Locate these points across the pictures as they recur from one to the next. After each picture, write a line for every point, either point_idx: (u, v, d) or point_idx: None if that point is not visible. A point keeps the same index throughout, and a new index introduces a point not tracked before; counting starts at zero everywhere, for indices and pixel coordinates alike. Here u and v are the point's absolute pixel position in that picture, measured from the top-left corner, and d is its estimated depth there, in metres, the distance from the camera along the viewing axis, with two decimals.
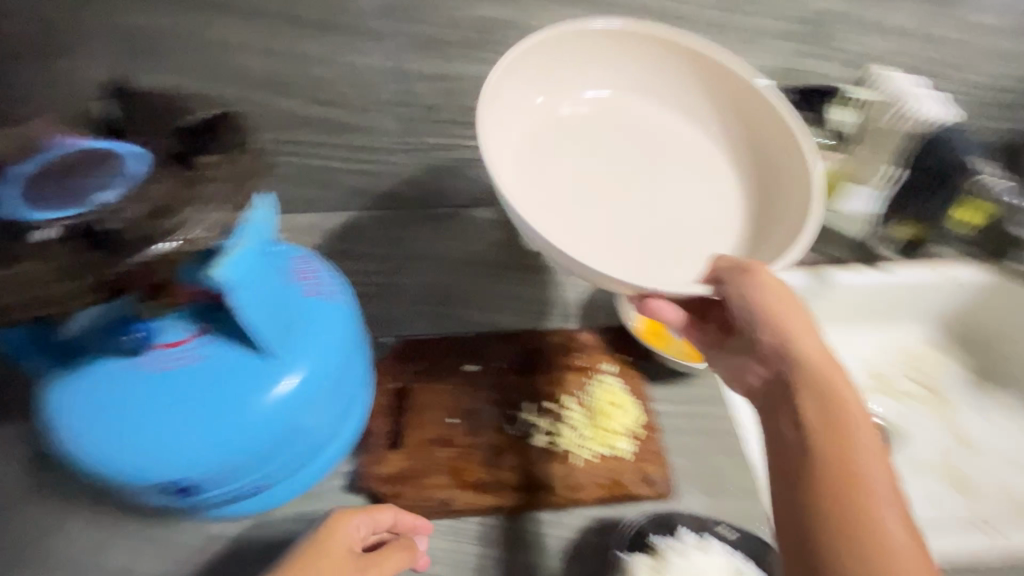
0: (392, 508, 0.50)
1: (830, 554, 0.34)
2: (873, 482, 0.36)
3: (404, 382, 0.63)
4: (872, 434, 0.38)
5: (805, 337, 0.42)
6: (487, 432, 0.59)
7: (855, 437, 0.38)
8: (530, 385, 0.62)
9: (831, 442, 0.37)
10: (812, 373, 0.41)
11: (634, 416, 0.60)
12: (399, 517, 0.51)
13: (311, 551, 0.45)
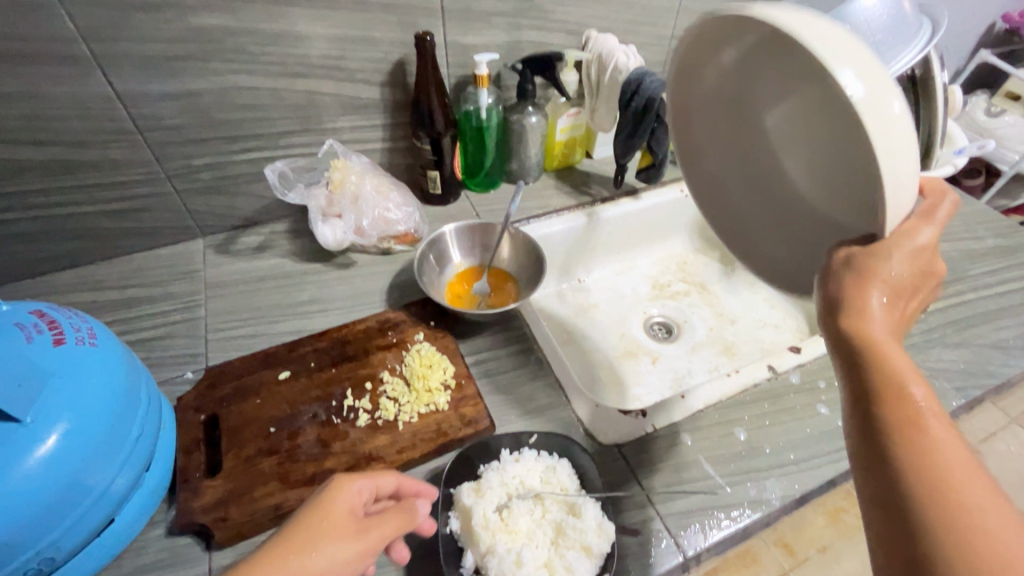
0: (396, 476, 0.49)
1: (919, 492, 0.29)
2: (956, 464, 0.29)
3: (216, 409, 0.62)
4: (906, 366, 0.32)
5: (873, 310, 0.34)
6: (311, 427, 0.60)
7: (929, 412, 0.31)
8: (348, 373, 0.65)
9: (907, 422, 0.31)
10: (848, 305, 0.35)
11: (448, 370, 0.65)
12: (401, 480, 0.49)
13: (315, 516, 0.42)
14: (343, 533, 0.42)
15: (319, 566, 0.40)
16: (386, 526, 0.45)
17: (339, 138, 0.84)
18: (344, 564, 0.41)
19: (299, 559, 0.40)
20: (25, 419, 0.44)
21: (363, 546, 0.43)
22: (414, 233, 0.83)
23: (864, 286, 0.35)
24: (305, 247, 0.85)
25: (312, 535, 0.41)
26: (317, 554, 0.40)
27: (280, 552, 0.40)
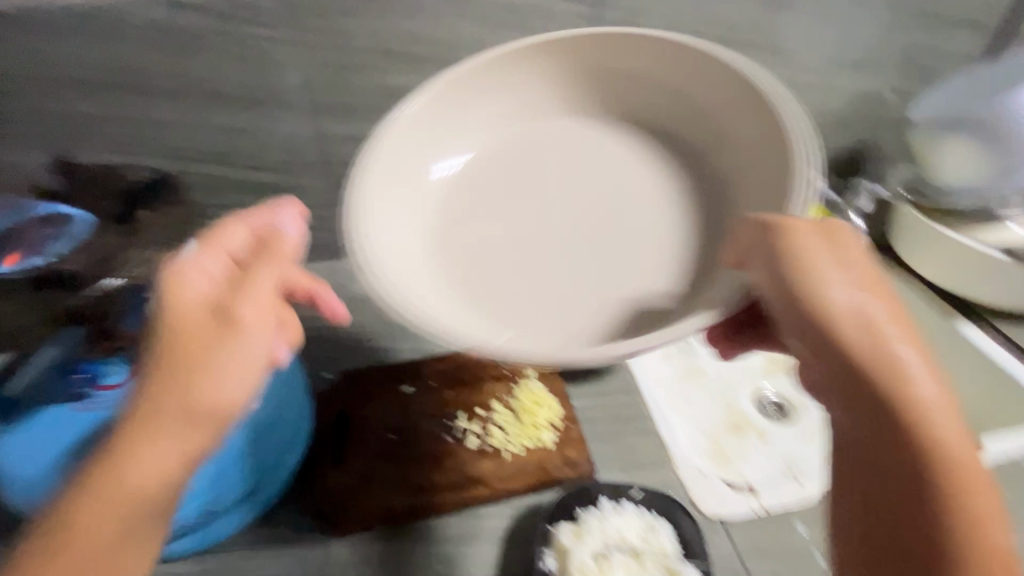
0: (241, 224, 0.44)
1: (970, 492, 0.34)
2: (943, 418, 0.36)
3: (346, 404, 0.68)
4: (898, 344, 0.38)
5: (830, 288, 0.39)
6: (426, 440, 0.65)
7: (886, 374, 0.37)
8: (461, 395, 0.69)
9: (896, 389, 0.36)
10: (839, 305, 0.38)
11: (555, 410, 0.67)
12: (251, 230, 0.44)
13: (180, 334, 0.37)
14: (229, 326, 0.38)
15: (231, 358, 0.37)
16: (252, 308, 0.39)
17: None
18: (259, 345, 0.39)
19: (200, 376, 0.36)
20: None
21: (261, 319, 0.39)
22: None
23: (819, 258, 0.40)
24: None
25: (176, 348, 0.37)
26: (228, 349, 0.37)
27: (154, 385, 0.36)
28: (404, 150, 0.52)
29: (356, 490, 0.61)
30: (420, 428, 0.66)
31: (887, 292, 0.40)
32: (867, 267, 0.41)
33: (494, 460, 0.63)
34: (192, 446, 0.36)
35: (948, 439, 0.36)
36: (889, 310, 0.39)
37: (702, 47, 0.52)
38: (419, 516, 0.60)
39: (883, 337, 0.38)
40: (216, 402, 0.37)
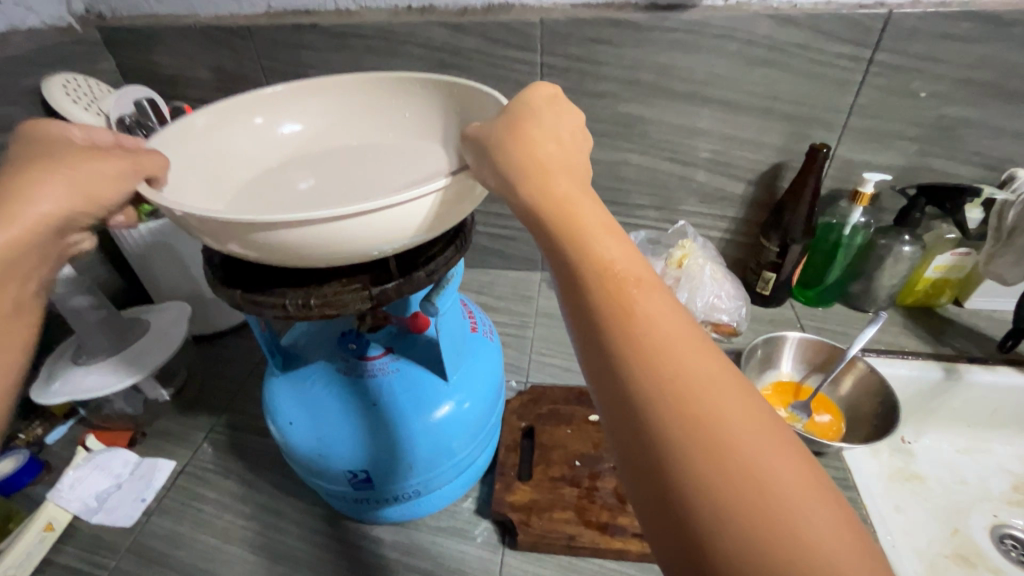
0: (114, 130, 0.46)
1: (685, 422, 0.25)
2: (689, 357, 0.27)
3: (534, 422, 0.70)
4: (616, 253, 0.30)
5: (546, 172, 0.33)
6: (611, 479, 0.63)
7: (611, 250, 0.30)
8: None
9: (572, 247, 0.31)
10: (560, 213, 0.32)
11: None
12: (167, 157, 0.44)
13: (38, 153, 0.41)
14: (90, 158, 0.41)
15: (87, 180, 0.40)
16: (125, 159, 0.41)
17: (688, 220, 0.89)
18: (115, 181, 0.41)
19: (53, 184, 0.39)
20: (448, 378, 0.58)
21: (122, 164, 0.41)
22: (733, 327, 0.83)
23: (529, 127, 0.35)
24: None
25: (44, 155, 0.41)
26: (74, 169, 0.40)
27: (19, 173, 0.39)
28: (254, 103, 0.52)
29: (539, 509, 0.60)
30: (605, 464, 0.64)
31: (564, 154, 0.35)
32: (546, 134, 0.35)
33: None
34: (39, 227, 0.38)
35: (671, 347, 0.27)
36: (528, 148, 0.34)
37: (402, 82, 0.53)
38: (595, 555, 0.58)
39: (564, 199, 0.32)
40: (86, 201, 0.40)
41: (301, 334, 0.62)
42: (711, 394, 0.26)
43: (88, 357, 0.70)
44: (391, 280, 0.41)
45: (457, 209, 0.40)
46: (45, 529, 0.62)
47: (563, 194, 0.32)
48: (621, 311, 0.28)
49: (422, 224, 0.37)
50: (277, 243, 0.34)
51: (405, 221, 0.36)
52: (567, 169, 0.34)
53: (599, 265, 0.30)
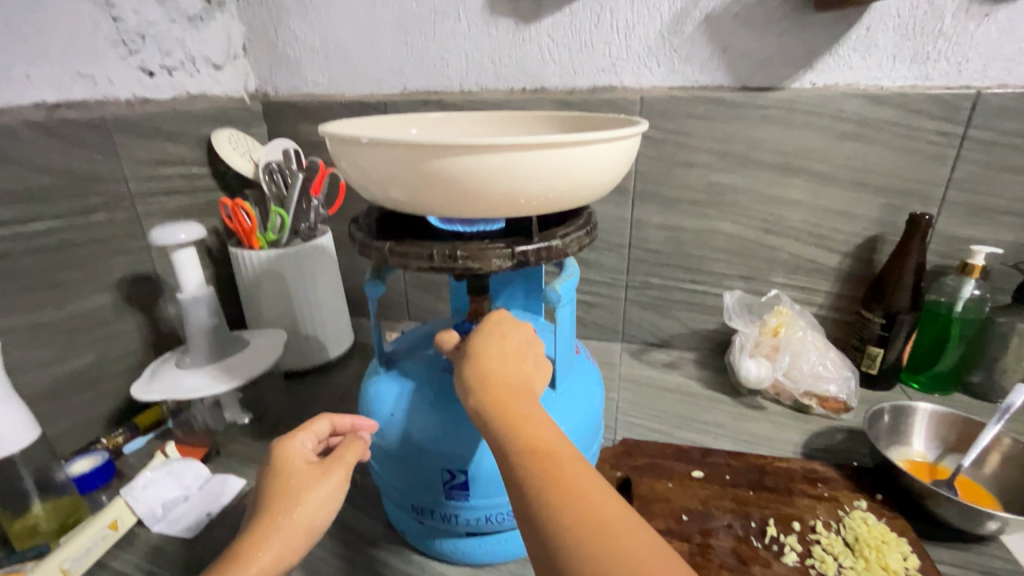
0: (327, 417, 0.52)
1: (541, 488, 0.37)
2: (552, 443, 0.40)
3: (630, 472, 0.64)
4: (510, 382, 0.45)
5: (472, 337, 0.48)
6: (727, 538, 0.54)
7: (523, 417, 0.42)
8: (767, 502, 0.59)
9: (494, 416, 0.42)
10: (475, 362, 0.46)
11: (907, 555, 0.52)
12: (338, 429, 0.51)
13: (278, 480, 0.46)
14: (309, 479, 0.46)
15: (308, 513, 0.44)
16: (336, 471, 0.47)
17: (781, 291, 0.88)
18: (330, 499, 0.46)
19: (290, 517, 0.43)
20: (556, 389, 0.54)
21: (338, 476, 0.47)
22: (842, 402, 0.76)
23: (477, 338, 0.48)
24: (711, 380, 0.88)
25: (276, 480, 0.46)
26: (304, 499, 0.44)
27: (262, 513, 0.43)
28: (410, 118, 0.60)
29: None
30: (716, 521, 0.56)
31: (500, 349, 0.47)
32: (488, 340, 0.47)
33: None
34: (273, 567, 0.41)
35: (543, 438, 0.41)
36: (479, 352, 0.46)
37: (535, 116, 0.61)
38: None
39: (482, 349, 0.47)
40: (308, 531, 0.44)
41: (407, 340, 0.63)
42: (592, 498, 0.37)
43: (189, 360, 0.72)
44: (532, 244, 0.42)
45: (583, 165, 0.40)
46: (109, 527, 0.58)
47: (493, 376, 0.45)
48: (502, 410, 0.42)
49: (558, 170, 0.39)
50: (435, 182, 0.38)
51: (593, 167, 0.40)
52: (488, 336, 0.48)
53: (515, 428, 0.41)
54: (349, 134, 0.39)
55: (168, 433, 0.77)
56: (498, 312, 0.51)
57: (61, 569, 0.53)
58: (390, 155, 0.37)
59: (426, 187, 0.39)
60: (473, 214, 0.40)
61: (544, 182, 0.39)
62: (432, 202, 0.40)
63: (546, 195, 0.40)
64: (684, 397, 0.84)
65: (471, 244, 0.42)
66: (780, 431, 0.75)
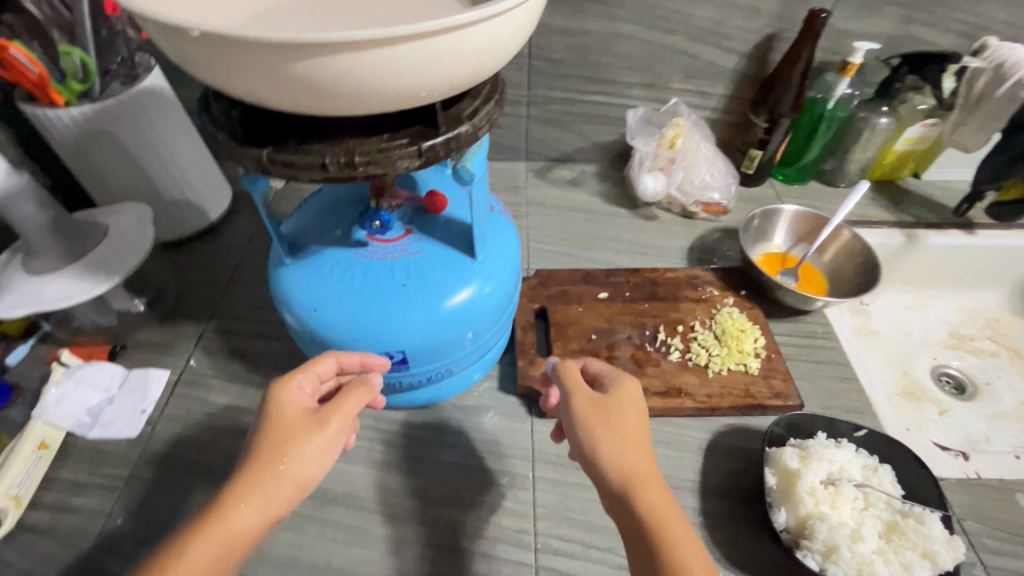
0: (332, 357, 0.49)
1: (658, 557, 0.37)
2: (671, 512, 0.40)
3: (545, 303, 0.70)
4: (641, 447, 0.43)
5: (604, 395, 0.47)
6: (628, 347, 0.66)
7: (664, 499, 0.40)
8: (659, 311, 0.70)
9: (625, 478, 0.41)
10: (607, 417, 0.45)
11: (758, 338, 0.67)
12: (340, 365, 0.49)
13: (271, 427, 0.42)
14: (305, 427, 0.42)
15: (301, 467, 0.41)
16: (332, 424, 0.44)
17: (680, 98, 0.87)
18: (324, 456, 0.42)
19: (282, 470, 0.40)
20: (476, 257, 0.54)
21: (334, 426, 0.43)
22: (722, 205, 0.85)
23: (624, 409, 0.46)
24: (611, 193, 0.92)
25: (273, 425, 0.43)
26: (298, 451, 0.41)
27: (250, 463, 0.40)
28: None
29: None
30: (620, 336, 0.67)
31: (642, 426, 0.45)
32: (632, 415, 0.45)
33: (697, 372, 0.63)
34: (262, 522, 0.39)
35: (661, 504, 0.40)
36: (625, 428, 0.44)
37: None
38: None
39: (622, 410, 0.45)
40: (297, 486, 0.41)
41: (305, 217, 0.56)
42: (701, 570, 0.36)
43: (41, 266, 0.61)
44: (439, 133, 0.37)
45: (498, 39, 0.34)
46: (40, 447, 0.58)
47: (628, 435, 0.44)
48: (635, 476, 0.41)
49: (473, 52, 0.33)
50: (322, 85, 0.31)
51: (508, 36, 0.35)
52: (632, 406, 0.46)
53: (654, 510, 0.39)
54: (172, 21, 0.29)
55: (50, 335, 0.69)
56: (631, 379, 0.49)
57: (11, 497, 0.54)
58: (241, 53, 0.29)
59: (299, 89, 0.31)
60: (364, 111, 0.34)
61: (447, 66, 0.32)
62: (309, 105, 0.32)
63: (460, 80, 0.35)
64: (588, 215, 0.88)
65: (371, 146, 0.36)
66: (670, 238, 0.84)
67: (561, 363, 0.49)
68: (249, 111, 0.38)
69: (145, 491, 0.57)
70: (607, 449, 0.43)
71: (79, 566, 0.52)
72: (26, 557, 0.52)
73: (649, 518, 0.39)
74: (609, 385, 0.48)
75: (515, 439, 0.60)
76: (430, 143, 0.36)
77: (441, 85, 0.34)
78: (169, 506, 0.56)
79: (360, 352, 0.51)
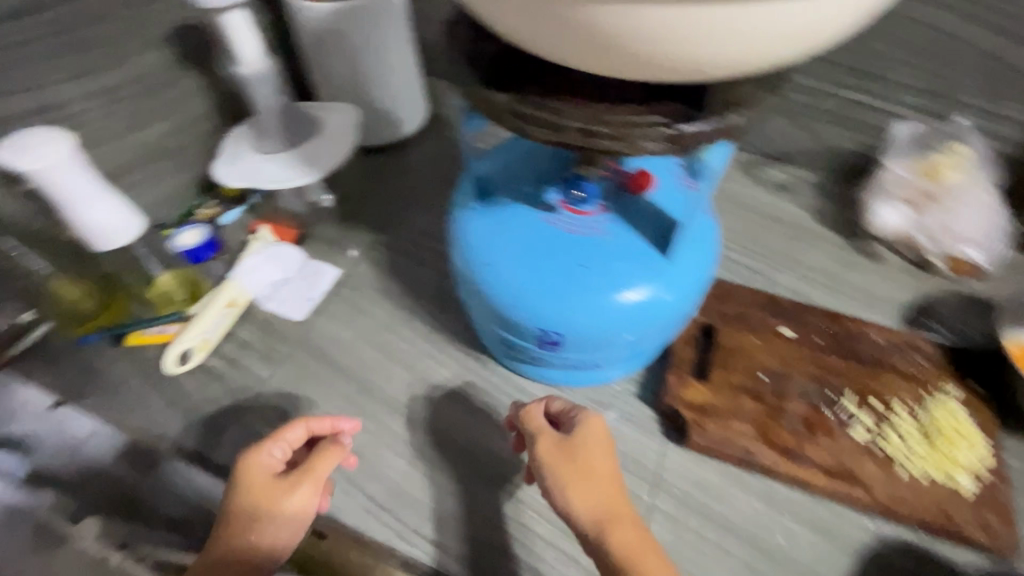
0: (302, 423, 0.51)
1: None
2: (645, 552, 0.44)
3: (715, 321, 0.62)
4: (608, 490, 0.47)
5: (566, 438, 0.49)
6: (801, 403, 0.56)
7: (635, 534, 0.45)
8: (853, 373, 0.58)
9: (596, 522, 0.45)
10: (577, 458, 0.48)
11: (979, 453, 0.53)
12: (310, 430, 0.51)
13: (244, 495, 0.47)
14: (273, 496, 0.47)
15: (275, 533, 0.47)
16: (303, 491, 0.47)
17: (971, 118, 0.68)
18: (307, 501, 0.48)
19: (258, 535, 0.46)
20: (670, 258, 0.48)
21: (306, 492, 0.47)
22: (978, 267, 0.67)
23: (589, 448, 0.49)
24: (830, 211, 0.77)
25: (241, 494, 0.47)
26: (270, 519, 0.46)
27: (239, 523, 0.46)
28: None
29: (719, 415, 0.55)
30: (794, 386, 0.57)
31: (609, 462, 0.49)
32: (598, 455, 0.48)
33: (881, 462, 0.52)
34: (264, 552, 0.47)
35: (635, 551, 0.44)
36: (591, 470, 0.48)
37: None
38: (767, 476, 0.53)
39: (587, 453, 0.48)
40: (271, 548, 0.47)
41: (500, 160, 0.53)
42: None
43: (265, 146, 0.68)
44: (701, 119, 0.30)
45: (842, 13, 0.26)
46: (228, 306, 0.65)
47: (592, 477, 0.47)
48: (605, 522, 0.46)
49: (806, 25, 0.26)
50: (612, 37, 0.26)
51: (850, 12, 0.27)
52: (595, 444, 0.49)
53: (630, 550, 0.44)
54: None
55: (257, 206, 0.77)
56: (594, 413, 0.51)
57: (200, 339, 0.63)
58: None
59: (629, 45, 0.26)
60: (673, 80, 0.29)
61: (795, 35, 0.26)
62: (622, 65, 0.28)
63: (773, 59, 0.28)
64: (792, 231, 0.75)
65: (615, 117, 0.31)
66: (889, 288, 0.69)
67: (524, 409, 0.52)
68: (498, 50, 0.35)
69: (298, 373, 0.63)
70: (574, 494, 0.47)
71: (235, 417, 0.60)
72: (202, 393, 0.62)
73: (621, 555, 0.44)
74: (573, 424, 0.51)
75: (640, 454, 0.56)
76: (698, 127, 0.30)
77: (748, 61, 0.27)
78: (315, 394, 0.62)
79: (333, 417, 0.52)
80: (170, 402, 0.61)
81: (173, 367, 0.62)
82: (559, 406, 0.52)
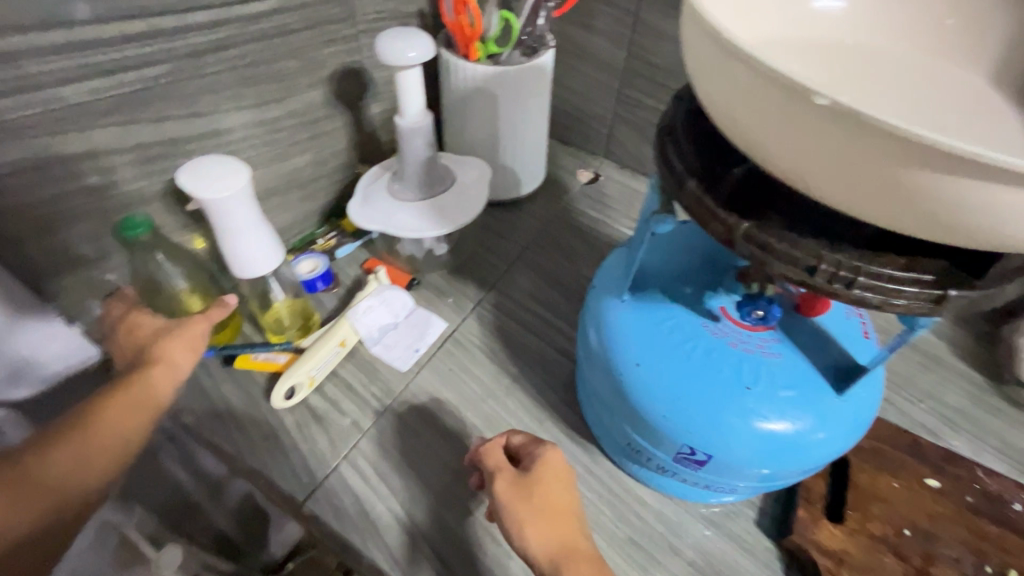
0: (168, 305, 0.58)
1: None
2: None
3: (851, 455, 0.57)
4: (562, 523, 0.46)
5: (511, 474, 0.48)
6: (953, 573, 0.50)
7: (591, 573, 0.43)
8: (1013, 547, 0.51)
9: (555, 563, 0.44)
10: (523, 484, 0.47)
11: None
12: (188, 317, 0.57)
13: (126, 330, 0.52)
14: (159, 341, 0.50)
15: (152, 389, 0.47)
16: (174, 350, 0.50)
17: None
18: (181, 347, 0.50)
19: (127, 395, 0.46)
20: (841, 395, 0.45)
21: (188, 339, 0.51)
22: None
23: (547, 484, 0.47)
24: (973, 347, 0.70)
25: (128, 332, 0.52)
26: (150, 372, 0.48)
27: (108, 398, 0.45)
28: None
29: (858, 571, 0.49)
30: (945, 551, 0.51)
31: (567, 499, 0.47)
32: (554, 490, 0.47)
33: None
34: (130, 432, 0.45)
35: None
36: (548, 508, 0.46)
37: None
38: None
39: (538, 486, 0.47)
40: (146, 404, 0.46)
41: (658, 254, 0.52)
42: None
43: (401, 195, 0.69)
44: (978, 288, 0.28)
45: None
46: (339, 345, 0.65)
47: (549, 516, 0.46)
48: (560, 556, 0.44)
49: None
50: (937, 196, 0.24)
51: None
52: (552, 481, 0.47)
53: None
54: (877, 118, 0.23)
55: (372, 243, 0.78)
56: (553, 446, 0.50)
57: (308, 377, 0.62)
58: (959, 176, 0.23)
59: (966, 221, 0.24)
60: (964, 245, 0.26)
61: None
62: (931, 231, 0.26)
63: None
64: (931, 362, 0.69)
65: (878, 267, 0.28)
66: None
67: (484, 444, 0.50)
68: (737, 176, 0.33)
69: (396, 428, 0.61)
70: (530, 532, 0.45)
71: (332, 464, 0.59)
72: (302, 433, 0.60)
73: None
74: (531, 459, 0.49)
75: None
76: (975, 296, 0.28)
77: None
78: (411, 454, 0.60)
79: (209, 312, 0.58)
80: (268, 436, 0.60)
81: (280, 400, 0.61)
82: (519, 440, 0.51)
